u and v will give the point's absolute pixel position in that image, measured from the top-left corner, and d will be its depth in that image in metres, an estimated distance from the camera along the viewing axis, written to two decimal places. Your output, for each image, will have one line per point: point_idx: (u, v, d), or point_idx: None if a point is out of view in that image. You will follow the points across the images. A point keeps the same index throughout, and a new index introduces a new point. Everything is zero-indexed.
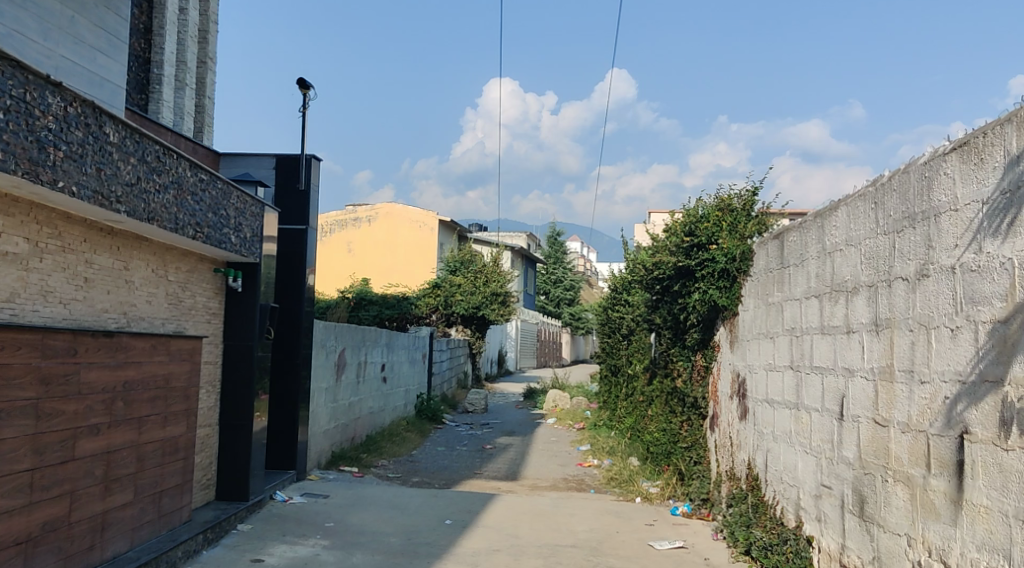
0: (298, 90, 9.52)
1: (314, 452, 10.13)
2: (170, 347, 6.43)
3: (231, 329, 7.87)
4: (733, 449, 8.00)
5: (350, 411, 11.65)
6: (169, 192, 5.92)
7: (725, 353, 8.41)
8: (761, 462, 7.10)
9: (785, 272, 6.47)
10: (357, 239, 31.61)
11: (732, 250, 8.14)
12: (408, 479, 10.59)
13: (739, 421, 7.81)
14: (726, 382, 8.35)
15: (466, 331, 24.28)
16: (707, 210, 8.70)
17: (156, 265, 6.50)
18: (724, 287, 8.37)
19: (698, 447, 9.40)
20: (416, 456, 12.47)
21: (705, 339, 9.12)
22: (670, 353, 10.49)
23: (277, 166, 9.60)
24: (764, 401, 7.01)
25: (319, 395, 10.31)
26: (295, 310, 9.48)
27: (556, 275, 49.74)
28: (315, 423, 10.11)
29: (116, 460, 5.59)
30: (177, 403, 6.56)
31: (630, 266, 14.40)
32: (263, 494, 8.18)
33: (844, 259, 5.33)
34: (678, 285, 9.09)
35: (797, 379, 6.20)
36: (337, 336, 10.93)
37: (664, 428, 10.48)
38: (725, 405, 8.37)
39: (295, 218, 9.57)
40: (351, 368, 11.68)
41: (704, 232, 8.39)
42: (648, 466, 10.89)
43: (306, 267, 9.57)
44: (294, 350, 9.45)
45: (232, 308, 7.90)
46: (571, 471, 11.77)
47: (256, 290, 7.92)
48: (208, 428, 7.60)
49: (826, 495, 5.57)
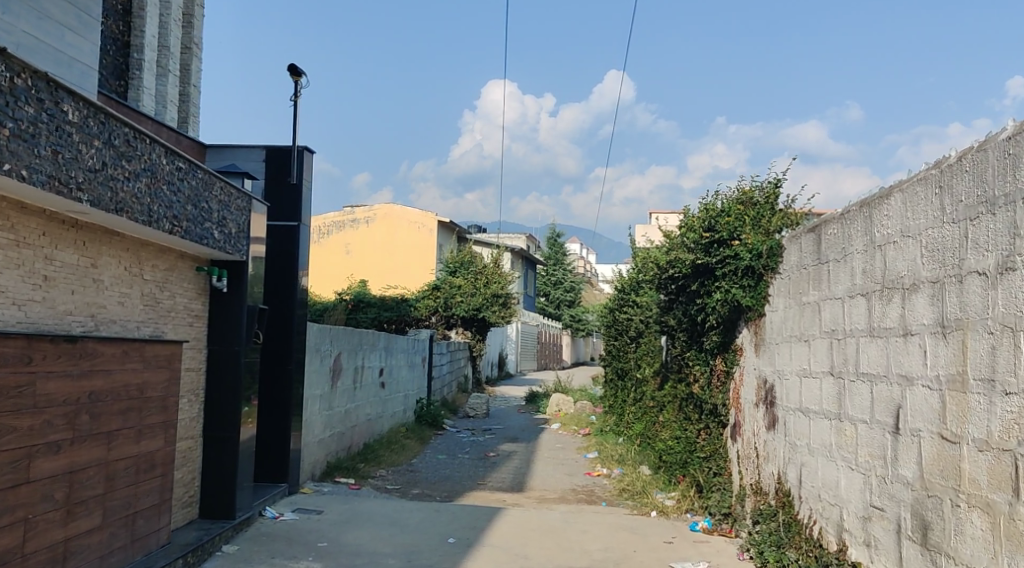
0: (290, 77, 8.92)
1: (308, 463, 9.51)
2: (145, 353, 5.82)
3: (215, 334, 7.26)
4: (760, 461, 7.40)
5: (346, 419, 11.03)
6: (142, 181, 5.34)
7: (750, 358, 7.79)
8: (793, 477, 6.48)
9: (823, 268, 5.87)
10: (355, 241, 30.99)
11: (758, 247, 7.51)
12: (408, 491, 9.97)
13: (766, 431, 7.21)
14: (751, 390, 7.73)
15: (466, 333, 23.69)
16: (728, 203, 8.14)
17: (130, 262, 5.91)
18: (748, 286, 7.72)
19: (718, 458, 8.74)
20: (415, 465, 11.87)
21: (725, 342, 8.48)
22: (685, 357, 9.87)
23: (266, 158, 9.00)
24: (798, 410, 6.40)
25: (313, 403, 9.69)
26: (286, 312, 8.88)
27: (556, 277, 49.10)
28: (308, 432, 9.49)
29: (80, 481, 5.00)
30: (153, 415, 5.96)
31: (639, 264, 13.82)
32: (251, 511, 7.58)
33: (899, 252, 4.73)
34: (697, 285, 8.61)
35: (839, 387, 5.57)
36: (331, 339, 10.30)
37: (679, 435, 9.89)
38: (749, 413, 7.76)
39: (288, 215, 8.96)
40: (347, 374, 11.06)
41: (726, 228, 7.80)
42: (662, 477, 10.28)
43: (298, 266, 8.97)
44: (285, 355, 8.84)
45: (217, 310, 7.29)
46: (580, 481, 11.16)
47: (243, 291, 7.32)
48: (190, 441, 6.99)
49: (877, 518, 4.95)
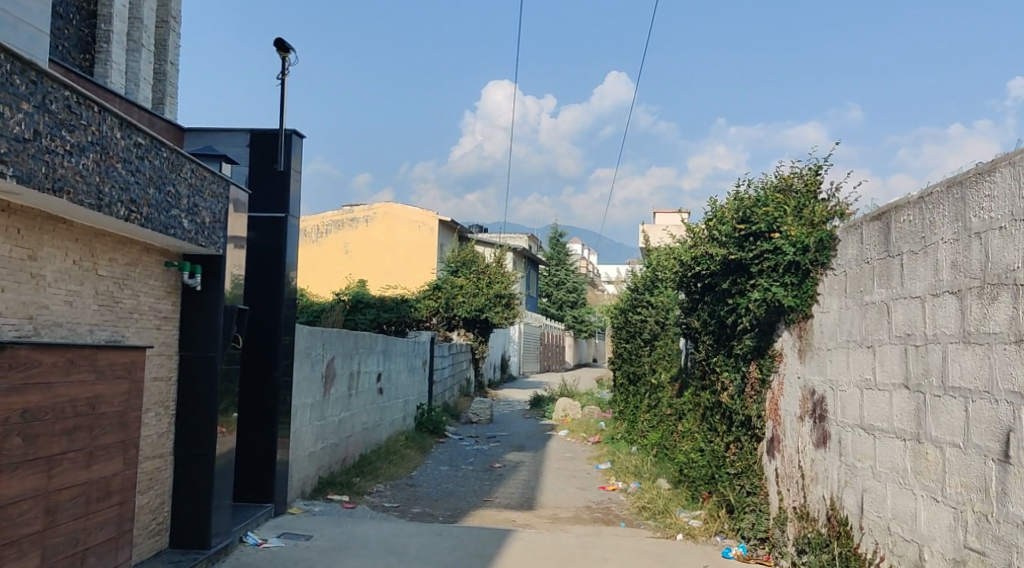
0: (277, 53, 8.05)
1: (297, 480, 8.63)
2: (98, 362, 4.98)
3: (188, 338, 6.38)
4: (805, 482, 6.53)
5: (340, 429, 10.14)
6: (89, 156, 4.48)
7: (793, 366, 6.91)
8: (852, 504, 5.60)
9: (894, 261, 5.00)
10: (354, 240, 30.04)
11: (804, 240, 6.62)
12: (408, 509, 9.08)
13: (815, 448, 6.33)
14: (794, 401, 6.84)
15: (468, 335, 22.86)
16: (764, 192, 7.34)
17: (81, 254, 5.05)
18: (792, 284, 6.84)
19: (751, 475, 7.78)
20: (416, 479, 10.98)
21: (760, 346, 7.55)
22: (711, 362, 8.97)
23: (251, 143, 8.14)
24: (858, 427, 5.53)
25: (303, 413, 8.80)
26: (271, 314, 8.00)
27: (558, 278, 48.18)
28: (297, 446, 8.60)
29: (10, 518, 4.25)
30: (107, 434, 5.09)
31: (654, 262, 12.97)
32: (230, 538, 6.71)
33: (1007, 240, 3.87)
34: (728, 284, 7.79)
35: (917, 403, 4.71)
36: (323, 343, 9.41)
37: (704, 448, 9.07)
38: (790, 427, 6.89)
39: (274, 206, 8.09)
40: (341, 381, 10.17)
41: (765, 219, 7.00)
42: (686, 493, 9.42)
43: (286, 262, 8.09)
44: (270, 361, 7.97)
45: (188, 312, 6.40)
46: (593, 497, 10.27)
47: (219, 289, 6.43)
48: (158, 461, 6.12)
49: (974, 563, 4.09)
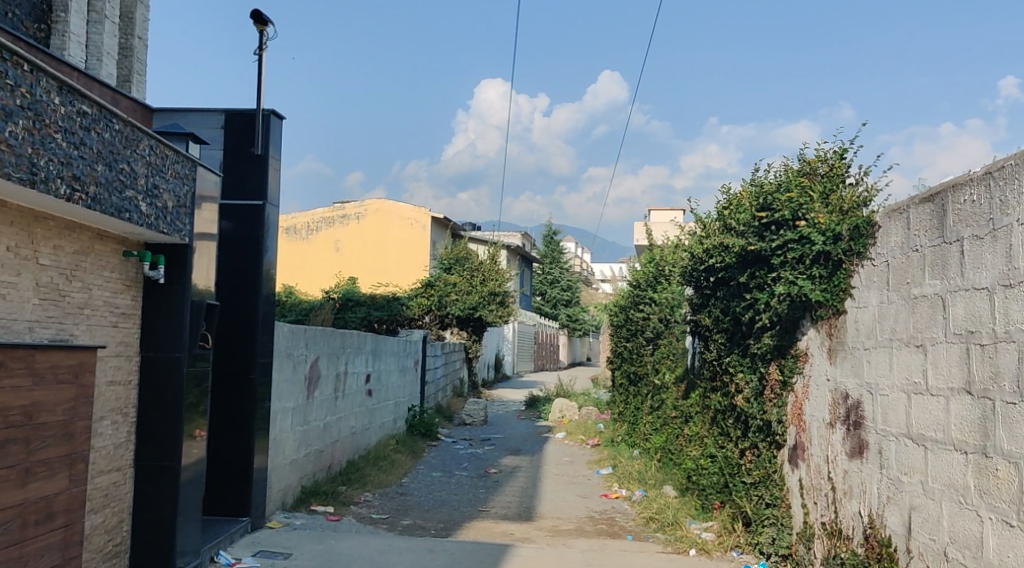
0: (255, 26, 7.38)
1: (277, 491, 7.97)
2: (36, 365, 4.34)
3: (151, 336, 5.71)
4: (837, 496, 5.89)
5: (325, 434, 9.46)
6: (17, 122, 3.86)
7: (821, 367, 6.27)
8: (897, 523, 4.97)
9: (952, 249, 4.38)
10: (345, 238, 29.37)
11: (836, 228, 5.98)
12: (397, 521, 8.41)
13: (850, 459, 5.70)
14: (822, 406, 6.20)
15: (461, 334, 22.25)
16: (787, 176, 6.70)
17: (18, 240, 4.42)
18: (821, 277, 6.17)
19: (771, 485, 7.14)
20: (406, 486, 10.31)
21: (782, 346, 6.88)
22: (724, 362, 8.29)
23: (226, 124, 7.49)
24: (904, 436, 4.91)
25: (284, 417, 8.14)
26: (248, 311, 7.35)
27: (552, 276, 47.48)
28: (277, 453, 7.93)
29: None
30: (48, 447, 4.44)
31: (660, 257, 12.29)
32: (199, 559, 6.05)
33: None
34: (745, 277, 7.17)
35: (983, 410, 4.07)
36: (306, 342, 8.74)
37: (715, 454, 8.43)
38: (818, 434, 6.26)
39: (251, 193, 7.43)
40: (326, 383, 9.49)
41: (789, 205, 6.40)
42: (695, 501, 8.79)
43: (264, 255, 7.43)
44: (246, 362, 7.30)
45: (151, 307, 5.73)
46: (596, 506, 9.63)
47: (185, 282, 5.76)
48: (115, 475, 5.45)
49: None
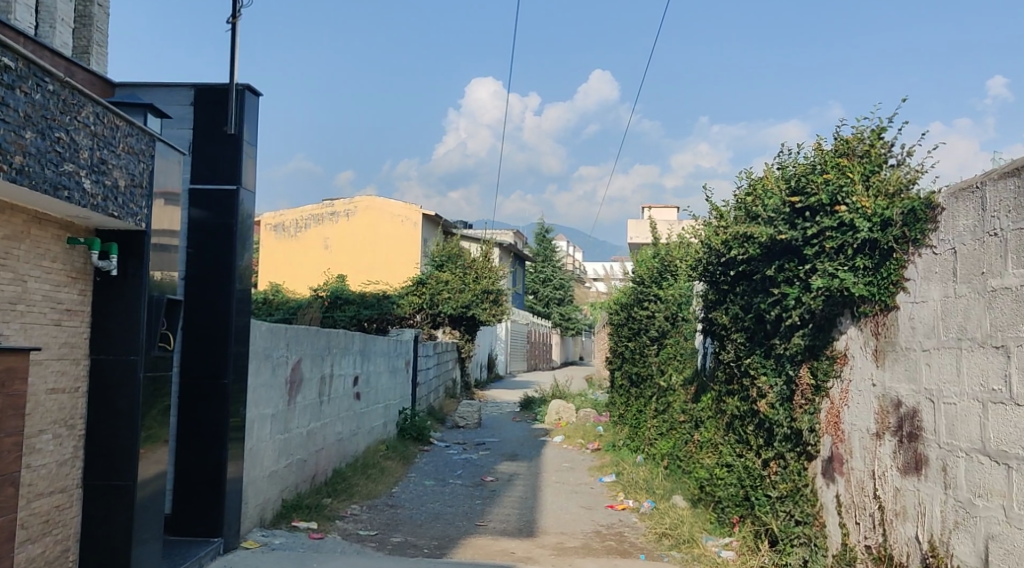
0: None
1: (254, 507, 7.21)
2: None
3: (102, 337, 4.96)
4: (887, 517, 5.18)
5: (308, 442, 8.70)
6: None
7: (864, 370, 5.57)
8: (969, 552, 4.27)
9: None
10: (334, 235, 28.64)
11: (884, 212, 5.27)
12: (387, 539, 7.67)
13: (905, 477, 4.98)
14: (866, 414, 5.50)
15: (454, 333, 21.51)
16: (821, 155, 5.97)
17: None
18: (867, 268, 5.45)
19: (802, 501, 6.44)
20: (397, 497, 9.57)
21: (815, 346, 6.16)
22: (742, 364, 7.55)
23: (195, 101, 6.75)
24: (979, 452, 4.20)
25: (262, 425, 7.39)
26: (220, 308, 6.61)
27: (545, 274, 46.73)
28: (254, 465, 7.18)
29: None
30: None
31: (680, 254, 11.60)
32: None
33: None
34: (772, 270, 6.45)
35: None
36: (287, 342, 7.99)
37: (732, 464, 7.71)
38: (861, 445, 5.55)
39: (224, 177, 6.68)
40: (310, 387, 8.74)
41: (826, 187, 5.68)
42: (710, 514, 8.10)
43: (238, 245, 6.68)
44: (218, 367, 6.55)
45: (103, 303, 4.98)
46: (602, 519, 8.90)
47: (143, 275, 5.02)
48: (58, 497, 4.71)
49: None
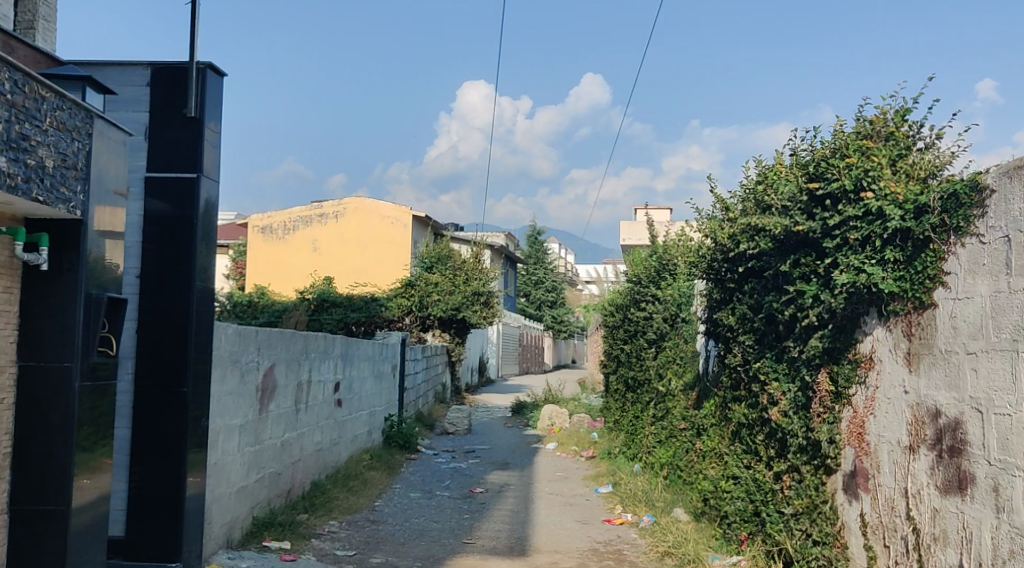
0: None
1: (219, 526, 6.59)
2: None
3: (33, 342, 4.34)
4: (922, 541, 4.60)
5: (282, 454, 8.06)
6: None
7: (895, 375, 4.99)
8: None
9: None
10: (322, 237, 28.00)
11: (917, 199, 4.69)
12: (366, 560, 7.05)
13: (945, 496, 4.40)
14: (898, 425, 4.92)
15: (444, 337, 20.71)
16: (842, 138, 5.39)
17: None
18: (896, 262, 4.86)
19: (820, 519, 5.84)
20: (379, 512, 8.95)
21: (835, 349, 5.56)
22: (751, 369, 6.93)
23: (152, 81, 6.12)
24: None
25: (229, 437, 6.76)
26: (178, 309, 5.98)
27: (537, 276, 46.14)
28: (219, 481, 6.55)
29: None
30: None
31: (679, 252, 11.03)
32: None
33: None
34: (786, 266, 5.86)
35: None
36: (258, 347, 7.36)
37: (740, 477, 7.10)
38: (891, 459, 4.97)
39: (182, 164, 6.06)
40: (284, 394, 8.11)
41: (850, 172, 5.09)
42: (715, 531, 7.49)
43: (199, 240, 6.05)
44: (176, 374, 5.93)
45: (35, 304, 4.36)
46: (598, 535, 8.30)
47: (80, 270, 4.42)
48: None
49: None
